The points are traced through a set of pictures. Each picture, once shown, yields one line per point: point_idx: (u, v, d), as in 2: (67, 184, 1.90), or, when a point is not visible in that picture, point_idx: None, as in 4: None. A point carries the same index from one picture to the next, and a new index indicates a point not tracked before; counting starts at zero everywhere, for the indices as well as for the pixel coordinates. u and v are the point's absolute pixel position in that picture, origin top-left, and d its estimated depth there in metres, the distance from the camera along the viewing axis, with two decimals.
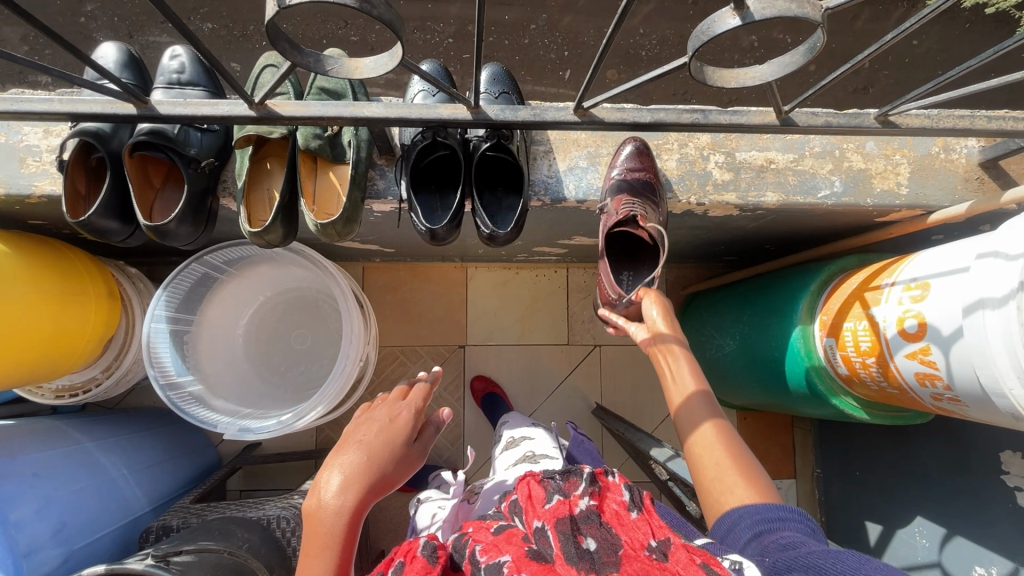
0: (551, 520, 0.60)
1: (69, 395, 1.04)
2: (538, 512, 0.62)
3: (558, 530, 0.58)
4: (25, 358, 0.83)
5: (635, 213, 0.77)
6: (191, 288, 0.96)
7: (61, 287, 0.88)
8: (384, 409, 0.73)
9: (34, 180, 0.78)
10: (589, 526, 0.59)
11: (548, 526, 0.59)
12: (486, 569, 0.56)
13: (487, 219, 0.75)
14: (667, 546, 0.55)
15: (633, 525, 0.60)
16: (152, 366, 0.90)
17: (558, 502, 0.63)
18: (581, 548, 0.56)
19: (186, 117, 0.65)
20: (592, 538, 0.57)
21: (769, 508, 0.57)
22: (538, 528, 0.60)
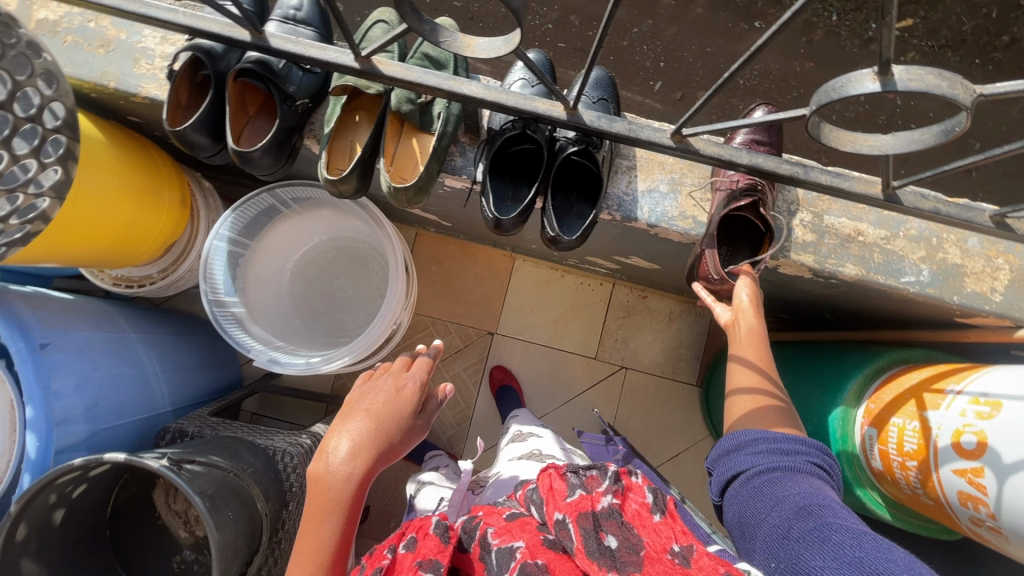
0: (574, 512, 0.57)
1: (124, 284, 1.09)
2: (558, 503, 0.60)
3: (582, 526, 0.56)
4: (97, 244, 0.87)
5: (759, 197, 0.75)
6: (255, 216, 1.00)
7: (143, 185, 0.92)
8: (393, 379, 0.75)
9: (142, 81, 0.82)
10: (613, 525, 0.57)
11: (569, 519, 0.57)
12: (497, 551, 0.56)
13: (553, 221, 0.74)
14: (690, 551, 0.54)
15: (661, 530, 0.57)
16: (205, 281, 0.94)
17: (581, 496, 0.60)
18: (605, 545, 0.54)
19: (295, 56, 0.65)
20: (616, 537, 0.56)
21: (784, 440, 0.59)
22: (558, 520, 0.57)
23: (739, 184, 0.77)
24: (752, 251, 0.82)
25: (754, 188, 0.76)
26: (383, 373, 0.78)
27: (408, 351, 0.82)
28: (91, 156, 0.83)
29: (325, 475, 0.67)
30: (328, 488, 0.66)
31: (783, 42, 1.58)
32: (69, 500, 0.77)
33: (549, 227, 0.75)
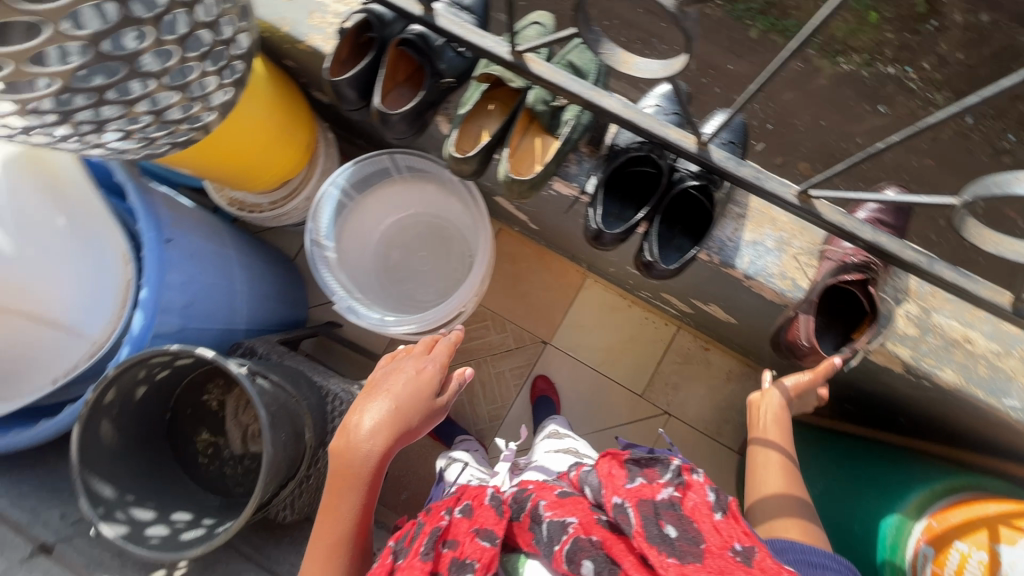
0: (635, 500, 0.59)
1: (237, 207, 1.20)
2: (618, 489, 0.61)
3: (642, 514, 0.57)
4: (234, 163, 0.97)
5: (870, 279, 0.74)
6: (370, 174, 1.07)
7: (284, 123, 1.02)
8: (415, 364, 0.79)
9: (311, 32, 0.90)
10: (673, 516, 0.57)
11: (628, 504, 0.59)
12: (549, 523, 0.60)
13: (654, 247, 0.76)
14: (753, 552, 0.53)
15: (723, 531, 0.55)
16: (312, 221, 1.01)
17: (643, 486, 0.61)
18: (665, 533, 0.55)
19: (455, 36, 0.73)
20: (676, 526, 0.56)
21: (813, 552, 0.62)
22: (617, 503, 0.59)
23: (853, 261, 0.76)
24: (845, 331, 0.80)
25: (867, 267, 0.75)
26: (405, 358, 0.82)
27: (431, 334, 0.86)
28: (258, 88, 0.93)
29: (347, 449, 0.72)
30: (350, 463, 0.72)
31: (895, 172, 1.23)
32: (152, 380, 0.85)
33: (648, 253, 0.76)
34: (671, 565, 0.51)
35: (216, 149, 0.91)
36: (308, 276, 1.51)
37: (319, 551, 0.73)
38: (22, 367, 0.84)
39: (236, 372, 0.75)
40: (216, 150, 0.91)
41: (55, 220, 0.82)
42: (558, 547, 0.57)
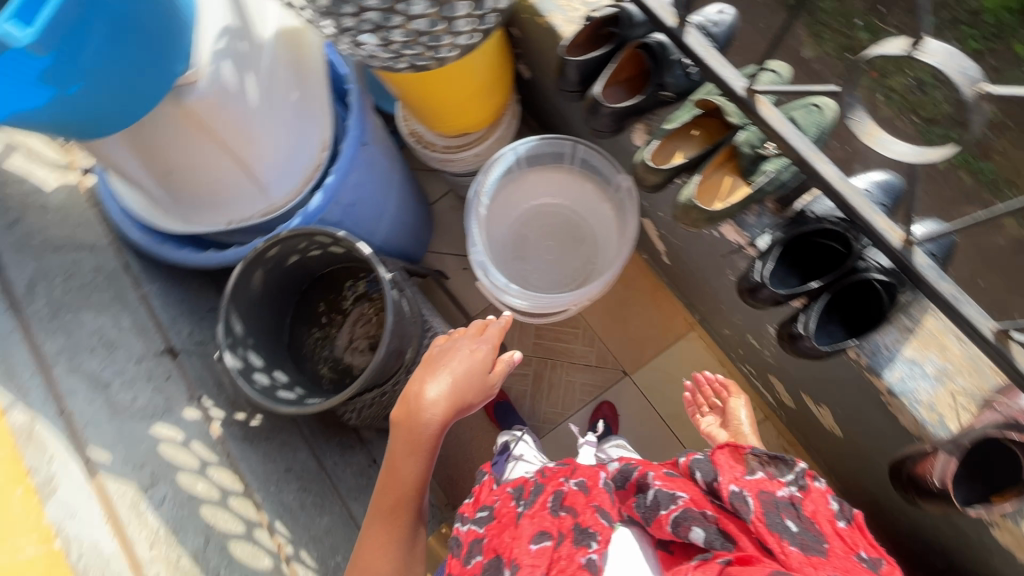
0: (755, 491, 0.62)
1: (412, 137, 1.28)
2: (736, 477, 0.64)
3: (764, 501, 0.61)
4: (440, 98, 1.05)
5: None
6: (546, 152, 1.12)
7: (491, 80, 1.09)
8: (470, 348, 0.82)
9: (554, 9, 0.95)
10: (796, 511, 0.60)
11: (747, 494, 0.62)
12: (660, 492, 0.67)
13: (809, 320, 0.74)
14: (878, 562, 0.58)
15: (846, 536, 0.60)
16: (483, 173, 1.07)
17: (763, 478, 0.64)
18: (786, 525, 0.58)
19: (698, 57, 0.75)
20: (796, 519, 0.59)
21: None
22: (734, 491, 0.62)
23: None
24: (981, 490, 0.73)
25: None
26: (456, 339, 0.85)
27: (482, 318, 0.89)
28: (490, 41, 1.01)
29: (410, 417, 0.75)
30: (416, 430, 0.75)
31: None
32: (304, 255, 0.95)
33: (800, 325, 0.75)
34: (795, 554, 0.55)
35: (436, 80, 0.99)
36: (442, 222, 1.60)
37: (385, 508, 0.77)
38: (212, 203, 0.96)
39: (383, 275, 0.84)
40: (435, 81, 1.00)
41: (290, 95, 0.93)
42: (666, 512, 0.65)
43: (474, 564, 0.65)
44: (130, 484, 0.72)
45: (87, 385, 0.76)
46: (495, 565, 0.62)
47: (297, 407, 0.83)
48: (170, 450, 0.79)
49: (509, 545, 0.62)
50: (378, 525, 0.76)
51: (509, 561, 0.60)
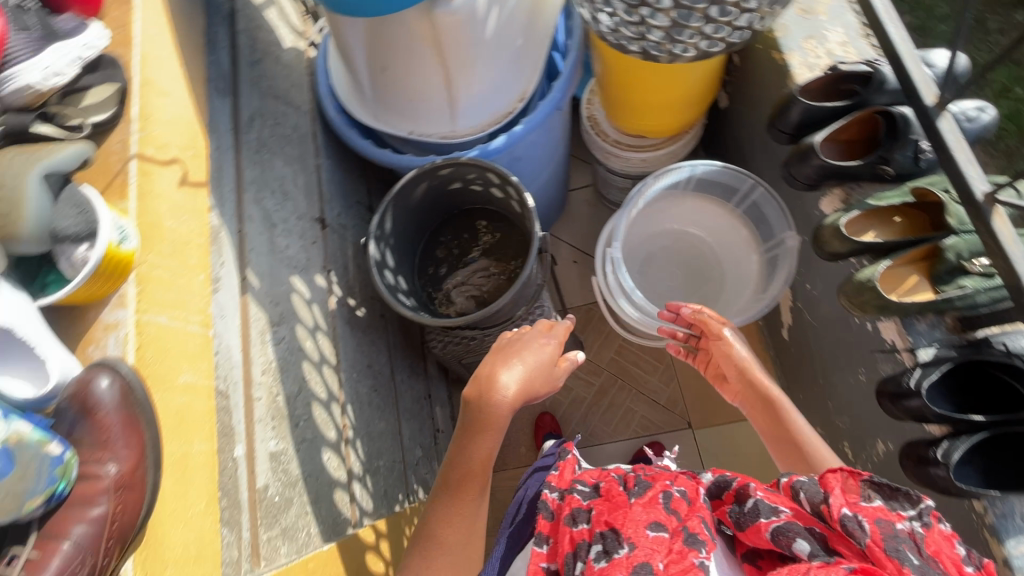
0: (872, 516, 0.51)
1: (591, 120, 1.31)
2: (850, 501, 0.54)
3: (883, 529, 0.50)
4: (640, 92, 1.06)
5: None
6: (718, 184, 1.12)
7: (694, 93, 1.09)
8: (539, 343, 0.81)
9: (795, 50, 0.92)
10: (920, 548, 0.48)
11: (861, 519, 0.51)
12: (758, 503, 0.61)
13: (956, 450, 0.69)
14: None
15: None
16: (656, 177, 1.08)
17: (883, 506, 0.52)
18: (906, 557, 0.48)
19: (943, 146, 0.70)
20: (918, 554, 0.48)
21: None
22: (844, 514, 0.53)
23: None
24: None
25: None
26: (525, 333, 0.84)
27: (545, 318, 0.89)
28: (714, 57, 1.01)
29: (481, 398, 0.71)
30: (486, 412, 0.71)
31: None
32: (465, 187, 1.00)
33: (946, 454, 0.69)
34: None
35: (647, 73, 1.00)
36: (572, 211, 1.62)
37: (449, 484, 0.72)
38: (405, 109, 1.03)
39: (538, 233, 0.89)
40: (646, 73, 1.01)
41: (515, 40, 0.96)
42: (765, 521, 0.59)
43: (582, 531, 0.68)
44: (266, 314, 0.76)
45: (262, 216, 0.81)
46: (608, 538, 0.64)
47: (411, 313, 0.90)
48: (299, 302, 0.84)
49: (621, 521, 0.65)
50: (445, 503, 0.71)
51: (624, 535, 0.62)
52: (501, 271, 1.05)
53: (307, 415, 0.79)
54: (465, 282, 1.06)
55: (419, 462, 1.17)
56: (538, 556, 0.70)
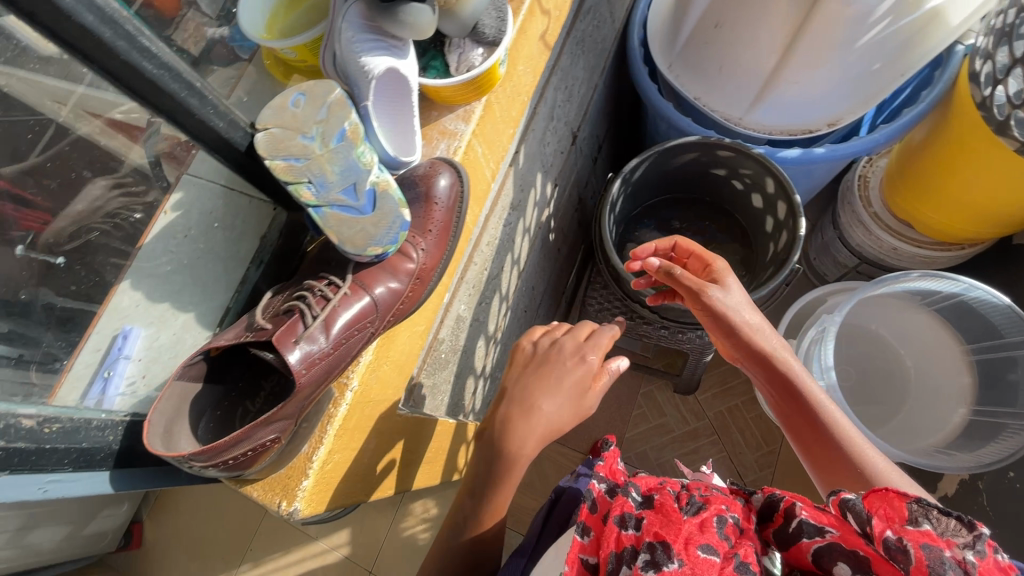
0: (918, 541, 0.41)
1: (861, 181, 1.18)
2: (893, 522, 0.43)
3: (929, 556, 0.40)
4: (953, 178, 0.93)
5: None
6: (976, 320, 0.98)
7: (1002, 217, 0.95)
8: (569, 367, 0.66)
9: None
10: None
11: (908, 545, 0.41)
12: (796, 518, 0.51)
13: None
14: None
15: None
16: (923, 274, 0.95)
17: (932, 531, 0.42)
18: None
19: None
20: None
21: None
22: (886, 538, 0.43)
23: None
24: None
25: None
26: (550, 357, 0.67)
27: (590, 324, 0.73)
28: None
29: (508, 421, 0.63)
30: (510, 449, 0.61)
31: None
32: (728, 175, 0.91)
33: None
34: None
35: (982, 163, 0.87)
36: None
37: (465, 515, 0.63)
38: (708, 75, 0.97)
39: (792, 261, 0.79)
40: (981, 163, 0.88)
41: (872, 64, 0.85)
42: (806, 540, 0.48)
43: (630, 536, 0.51)
44: (512, 194, 0.75)
45: (551, 104, 0.79)
46: (657, 549, 0.48)
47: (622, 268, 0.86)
48: (532, 200, 0.83)
49: (671, 537, 0.49)
50: (463, 535, 0.62)
51: (676, 551, 0.47)
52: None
53: (489, 301, 0.80)
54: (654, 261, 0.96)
55: None
56: (575, 546, 0.53)
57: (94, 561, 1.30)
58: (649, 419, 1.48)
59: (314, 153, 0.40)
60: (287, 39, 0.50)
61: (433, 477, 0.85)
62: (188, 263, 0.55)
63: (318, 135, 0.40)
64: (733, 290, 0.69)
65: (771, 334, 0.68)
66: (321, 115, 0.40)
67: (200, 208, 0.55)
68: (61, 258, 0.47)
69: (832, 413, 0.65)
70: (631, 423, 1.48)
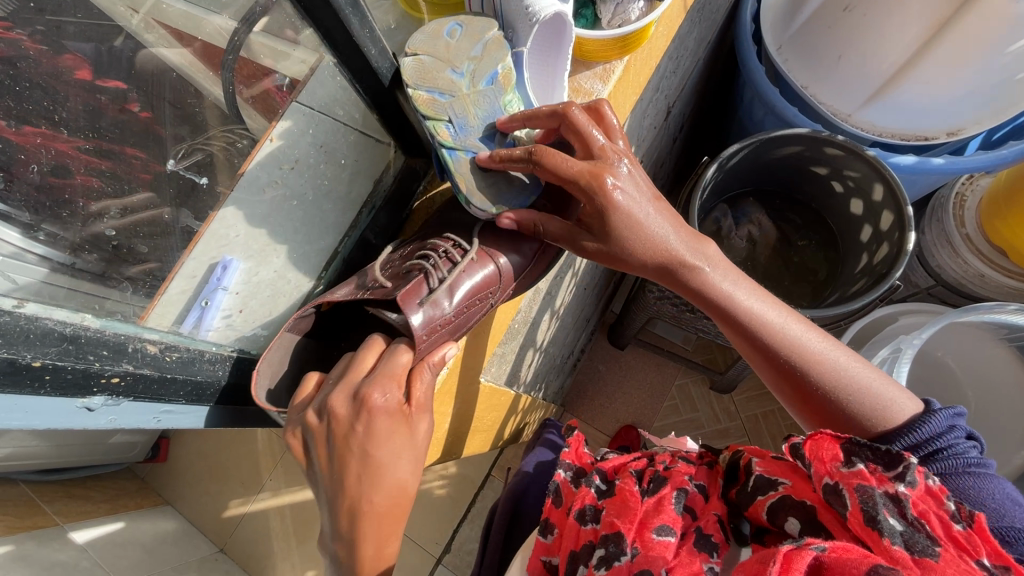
0: (852, 484, 0.48)
1: (958, 198, 1.11)
2: (832, 469, 0.50)
3: (863, 497, 0.47)
4: None
5: None
6: None
7: None
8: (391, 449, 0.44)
9: None
10: (904, 509, 0.46)
11: (845, 487, 0.48)
12: (755, 475, 0.57)
13: (964, 443, 0.51)
14: None
15: (965, 543, 0.44)
16: (1017, 307, 0.89)
17: (864, 471, 0.49)
18: (889, 521, 0.45)
19: None
20: (903, 517, 0.45)
21: None
22: (829, 484, 0.50)
23: None
24: None
25: None
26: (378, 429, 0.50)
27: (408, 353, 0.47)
28: None
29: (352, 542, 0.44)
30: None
31: None
32: (833, 173, 0.85)
33: (930, 436, 0.51)
34: (903, 557, 0.43)
35: None
36: None
37: None
38: (823, 62, 0.89)
39: (894, 277, 0.74)
40: None
41: (1017, 73, 0.77)
42: (761, 497, 0.55)
43: (589, 530, 0.55)
44: None
45: (661, 75, 0.74)
46: (610, 542, 0.52)
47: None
48: None
49: (630, 519, 0.54)
50: None
51: (631, 540, 0.51)
52: (775, 270, 0.93)
53: (564, 274, 0.77)
54: (729, 246, 0.92)
55: (556, 368, 1.17)
56: (540, 548, 0.57)
57: (119, 468, 1.32)
58: (679, 412, 1.46)
59: (457, 87, 0.48)
60: None
61: (483, 444, 0.81)
62: (311, 198, 0.58)
63: (465, 73, 0.49)
64: (618, 224, 0.50)
65: (678, 261, 0.55)
66: (472, 57, 0.49)
67: (312, 136, 0.58)
68: (204, 177, 0.53)
69: (770, 322, 0.57)
70: (661, 413, 1.47)
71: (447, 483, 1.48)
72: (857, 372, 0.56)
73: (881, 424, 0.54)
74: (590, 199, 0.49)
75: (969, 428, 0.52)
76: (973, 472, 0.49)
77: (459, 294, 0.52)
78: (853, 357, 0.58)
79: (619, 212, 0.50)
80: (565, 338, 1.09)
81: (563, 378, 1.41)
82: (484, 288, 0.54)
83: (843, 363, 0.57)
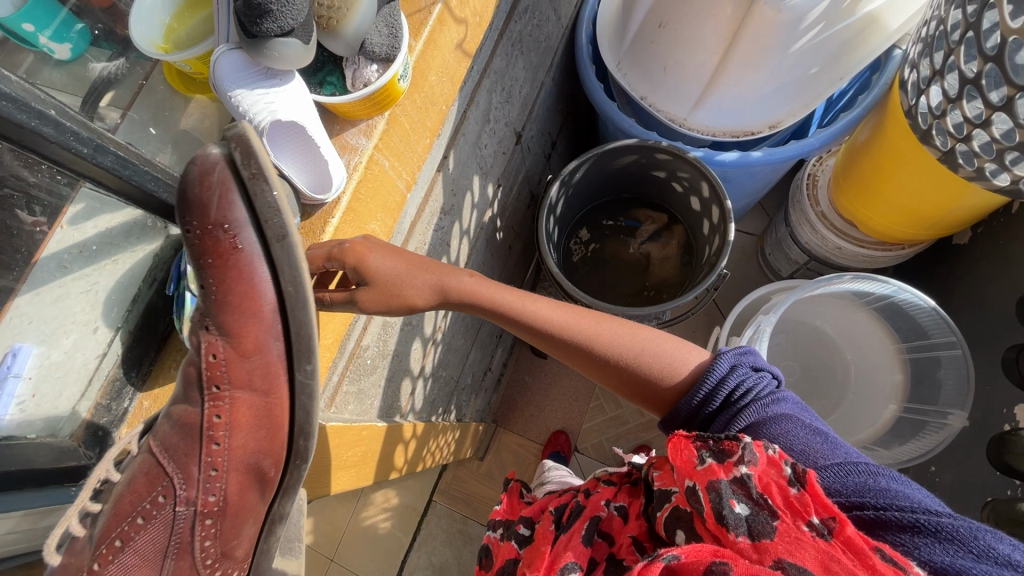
0: (705, 483, 0.51)
1: (812, 180, 1.19)
2: (690, 471, 0.53)
3: (712, 494, 0.49)
4: (888, 171, 0.92)
5: None
6: (913, 321, 1.00)
7: (939, 211, 0.92)
8: None
9: None
10: (749, 490, 0.48)
11: (698, 487, 0.51)
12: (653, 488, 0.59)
13: (752, 377, 0.59)
14: (829, 527, 0.43)
15: (800, 507, 0.45)
16: (854, 275, 0.96)
17: (712, 465, 0.51)
18: (732, 510, 0.47)
19: None
20: (749, 503, 0.47)
21: None
22: (688, 486, 0.52)
23: None
24: None
25: None
26: None
27: None
28: (969, 191, 0.85)
29: None
30: None
31: None
32: (671, 177, 0.92)
33: (720, 380, 0.59)
34: (746, 547, 0.45)
35: (896, 152, 0.89)
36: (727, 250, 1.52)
37: None
38: (652, 75, 0.96)
39: (720, 268, 0.81)
40: (895, 151, 0.89)
41: (809, 68, 0.85)
42: (659, 512, 0.55)
43: None
44: (442, 199, 0.75)
45: (485, 108, 0.79)
46: None
47: (591, 299, 0.86)
48: (468, 203, 0.84)
49: (541, 564, 0.60)
50: None
51: None
52: (670, 268, 0.99)
53: None
54: (625, 248, 1.02)
55: (465, 388, 1.20)
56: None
57: None
58: (605, 411, 1.51)
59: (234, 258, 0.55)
60: (181, 52, 0.49)
61: (366, 478, 0.87)
62: None
63: None
64: (379, 271, 0.55)
65: (451, 285, 0.63)
66: None
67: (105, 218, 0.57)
68: None
69: (533, 316, 0.66)
70: (587, 415, 1.51)
71: (390, 516, 1.49)
72: (630, 340, 0.65)
73: (665, 379, 0.62)
74: (341, 261, 0.52)
75: (754, 361, 0.60)
76: (774, 417, 0.55)
77: (128, 556, 0.56)
78: (626, 328, 0.66)
79: (369, 255, 0.54)
80: (466, 358, 1.13)
81: (488, 394, 1.46)
82: (150, 524, 0.56)
83: (615, 333, 0.65)
